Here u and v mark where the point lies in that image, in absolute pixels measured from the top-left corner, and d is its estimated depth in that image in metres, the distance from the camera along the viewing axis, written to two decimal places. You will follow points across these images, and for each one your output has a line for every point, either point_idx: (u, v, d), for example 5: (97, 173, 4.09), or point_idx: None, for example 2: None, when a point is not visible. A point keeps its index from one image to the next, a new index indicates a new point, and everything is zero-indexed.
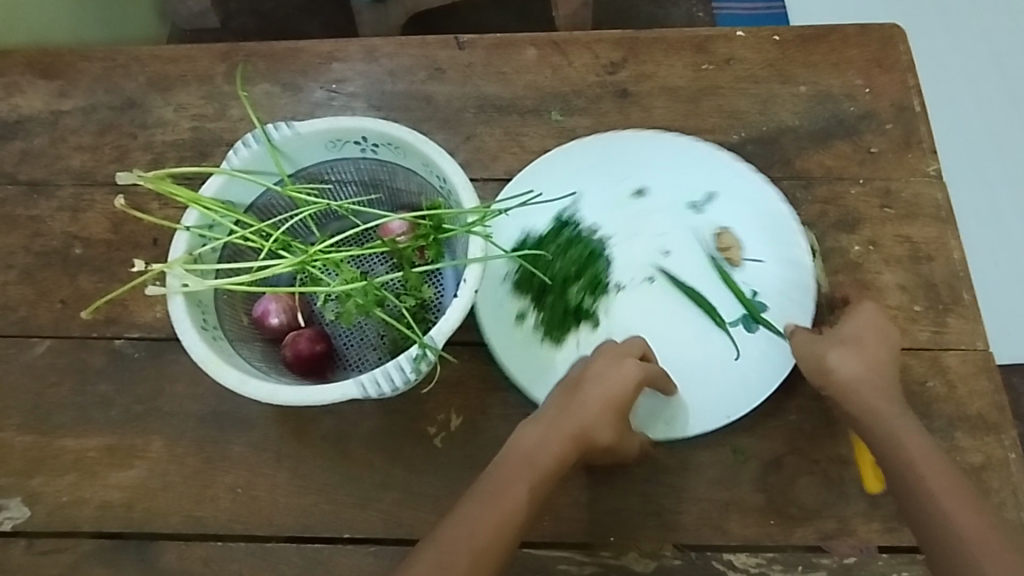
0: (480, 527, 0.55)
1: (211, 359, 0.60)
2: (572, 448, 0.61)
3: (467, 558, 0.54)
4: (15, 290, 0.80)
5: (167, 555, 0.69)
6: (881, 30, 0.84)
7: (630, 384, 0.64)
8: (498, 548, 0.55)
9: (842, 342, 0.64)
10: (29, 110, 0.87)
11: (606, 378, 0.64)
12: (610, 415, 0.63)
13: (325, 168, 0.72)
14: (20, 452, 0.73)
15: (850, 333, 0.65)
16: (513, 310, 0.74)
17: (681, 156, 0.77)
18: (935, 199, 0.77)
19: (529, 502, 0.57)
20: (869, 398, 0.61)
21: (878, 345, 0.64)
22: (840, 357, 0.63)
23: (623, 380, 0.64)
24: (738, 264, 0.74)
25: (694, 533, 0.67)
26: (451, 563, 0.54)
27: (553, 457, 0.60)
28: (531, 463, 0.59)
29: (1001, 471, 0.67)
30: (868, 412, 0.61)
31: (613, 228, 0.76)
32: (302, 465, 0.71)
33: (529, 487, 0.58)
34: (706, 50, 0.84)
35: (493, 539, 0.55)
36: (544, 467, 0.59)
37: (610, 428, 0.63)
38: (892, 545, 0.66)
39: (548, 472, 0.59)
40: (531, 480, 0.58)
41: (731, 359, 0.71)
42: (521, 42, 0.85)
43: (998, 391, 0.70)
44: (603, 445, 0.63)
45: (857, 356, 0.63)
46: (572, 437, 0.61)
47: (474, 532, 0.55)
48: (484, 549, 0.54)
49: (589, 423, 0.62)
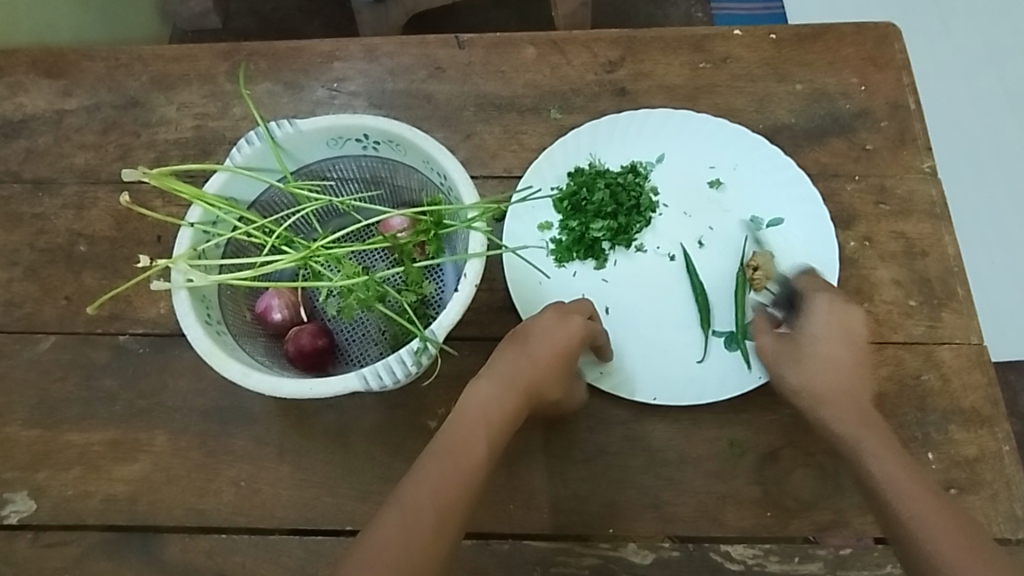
0: (445, 486, 0.55)
1: (215, 353, 0.61)
2: (523, 403, 0.62)
3: (433, 515, 0.53)
4: (20, 286, 0.80)
5: (170, 548, 0.70)
6: (876, 29, 0.85)
7: (574, 338, 0.66)
8: (459, 507, 0.55)
9: (810, 356, 0.66)
10: (33, 109, 0.88)
11: (550, 334, 0.66)
12: (556, 371, 0.65)
13: (327, 165, 0.73)
14: (25, 446, 0.74)
15: (819, 344, 0.67)
16: (544, 220, 0.78)
17: (771, 156, 0.78)
18: (929, 195, 0.78)
19: (487, 461, 0.58)
20: (836, 408, 0.63)
21: (845, 355, 0.66)
22: (807, 372, 0.65)
23: (569, 335, 0.66)
24: (760, 290, 0.74)
25: (691, 525, 0.68)
26: (418, 520, 0.53)
27: (505, 412, 0.61)
28: (485, 419, 0.60)
29: (994, 464, 0.68)
30: (832, 417, 0.63)
31: (673, 198, 0.79)
32: (304, 459, 0.72)
33: (487, 446, 0.58)
34: (703, 48, 0.85)
35: (458, 498, 0.55)
36: (498, 423, 0.60)
37: (557, 383, 0.65)
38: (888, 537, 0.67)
39: (501, 429, 0.60)
40: (488, 439, 0.59)
41: (701, 357, 0.72)
42: (521, 41, 0.86)
43: (991, 384, 0.71)
44: (550, 401, 0.65)
45: (819, 369, 0.66)
46: (524, 392, 0.63)
47: (438, 491, 0.54)
48: (449, 507, 0.54)
49: (537, 378, 0.64)
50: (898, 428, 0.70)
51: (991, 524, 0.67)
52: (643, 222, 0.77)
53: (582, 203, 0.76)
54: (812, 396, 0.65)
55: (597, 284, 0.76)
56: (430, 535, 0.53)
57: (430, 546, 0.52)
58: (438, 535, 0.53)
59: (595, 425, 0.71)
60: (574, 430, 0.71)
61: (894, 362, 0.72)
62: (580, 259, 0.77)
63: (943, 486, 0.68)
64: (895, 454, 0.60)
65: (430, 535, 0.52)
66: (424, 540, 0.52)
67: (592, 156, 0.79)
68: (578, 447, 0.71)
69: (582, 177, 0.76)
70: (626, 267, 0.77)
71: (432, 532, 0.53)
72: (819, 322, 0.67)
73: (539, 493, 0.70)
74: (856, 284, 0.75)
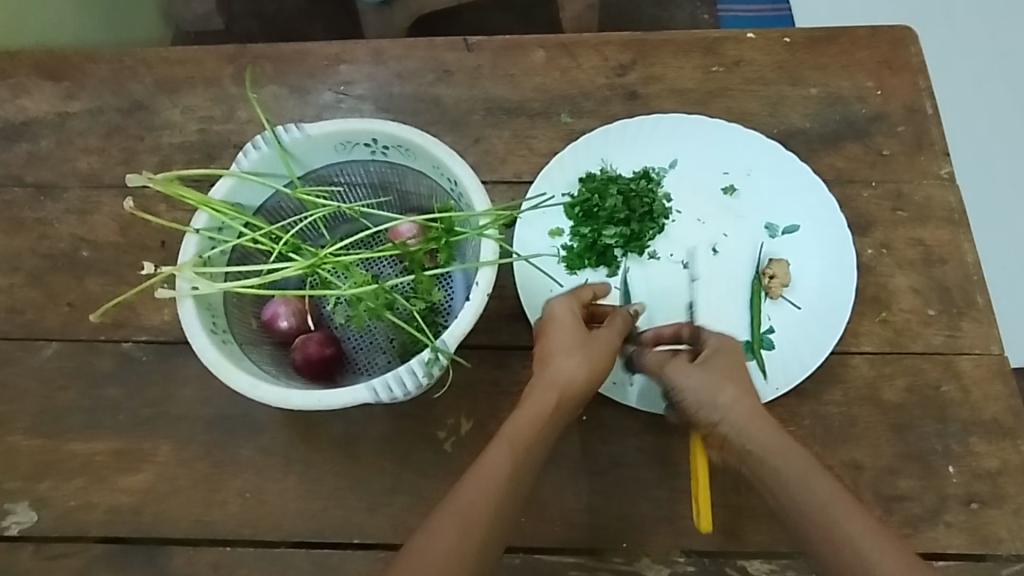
0: (467, 492, 0.55)
1: (222, 364, 0.60)
2: (549, 394, 0.60)
3: (455, 519, 0.53)
4: (23, 292, 0.79)
5: (176, 560, 0.69)
6: (891, 33, 0.83)
7: (566, 313, 0.64)
8: (485, 509, 0.54)
9: (719, 383, 0.62)
10: (36, 112, 0.87)
11: (543, 324, 0.65)
12: (567, 346, 0.62)
13: (335, 171, 0.72)
14: (28, 456, 0.73)
15: (715, 373, 0.63)
16: (554, 226, 0.76)
17: (786, 161, 0.76)
18: (947, 201, 0.77)
19: (513, 461, 0.57)
20: (759, 434, 0.59)
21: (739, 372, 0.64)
22: (726, 398, 0.61)
23: (557, 319, 0.64)
24: (775, 299, 0.73)
25: (707, 539, 0.67)
26: (441, 526, 0.53)
27: (531, 409, 0.59)
28: (509, 423, 0.59)
29: (1017, 477, 0.67)
30: (756, 440, 0.59)
31: (686, 204, 0.77)
32: (311, 470, 0.70)
33: (508, 446, 0.57)
34: (715, 52, 0.83)
35: (482, 501, 0.54)
36: (524, 422, 0.59)
37: (573, 359, 0.61)
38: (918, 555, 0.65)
39: (529, 426, 0.59)
40: (508, 439, 0.58)
41: None
42: (530, 44, 0.85)
43: (1013, 396, 0.70)
44: (584, 377, 0.61)
45: (734, 394, 0.61)
46: (546, 385, 0.61)
47: (460, 497, 0.54)
48: (472, 509, 0.54)
49: (548, 362, 0.62)
50: (918, 441, 0.69)
51: (1014, 539, 0.65)
52: (655, 229, 0.75)
53: (593, 210, 0.75)
54: (733, 426, 0.60)
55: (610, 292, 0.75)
56: (456, 539, 0.53)
57: (456, 548, 0.52)
58: (464, 539, 0.53)
59: (608, 437, 0.70)
60: (587, 441, 0.70)
61: (913, 372, 0.71)
62: (592, 266, 0.75)
63: (965, 500, 0.67)
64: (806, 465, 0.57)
65: (455, 538, 0.52)
66: (449, 542, 0.52)
67: (604, 162, 0.78)
68: (591, 459, 0.69)
69: (594, 183, 0.75)
70: (639, 274, 0.75)
71: (457, 536, 0.53)
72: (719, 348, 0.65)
73: (552, 505, 0.68)
74: (873, 293, 0.74)
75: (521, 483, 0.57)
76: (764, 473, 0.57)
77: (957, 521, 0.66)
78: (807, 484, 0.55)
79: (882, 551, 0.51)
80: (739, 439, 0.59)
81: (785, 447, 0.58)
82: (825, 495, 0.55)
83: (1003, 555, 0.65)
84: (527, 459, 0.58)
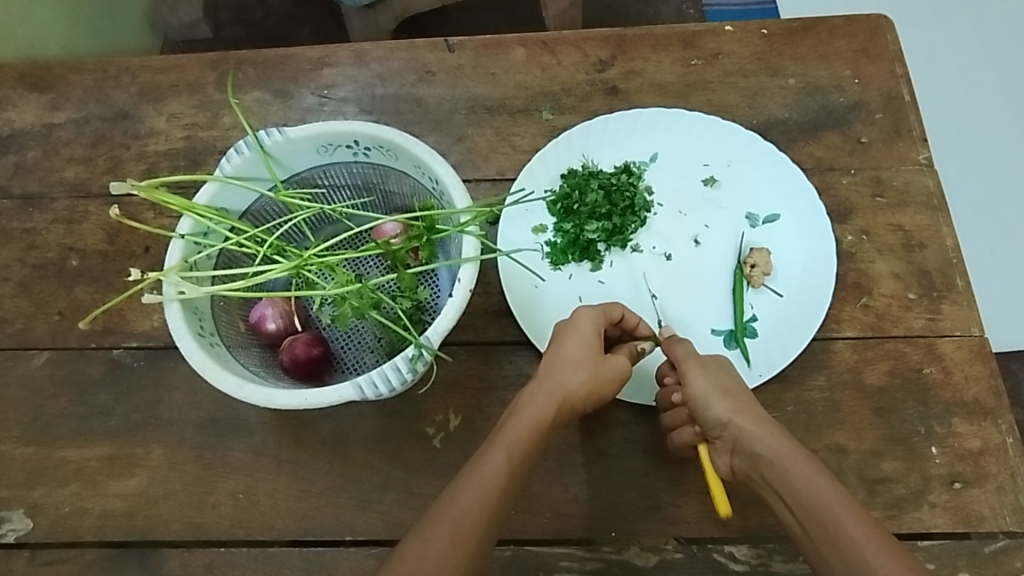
0: (462, 499, 0.54)
1: (209, 365, 0.60)
2: (550, 406, 0.61)
3: (449, 525, 0.53)
4: (12, 302, 0.80)
5: (169, 562, 0.69)
6: (868, 21, 0.84)
7: (589, 326, 0.65)
8: (479, 517, 0.54)
9: (723, 394, 0.64)
10: (21, 123, 0.87)
11: (564, 329, 0.66)
12: (576, 359, 0.63)
13: (318, 174, 0.73)
14: (20, 464, 0.73)
15: (722, 383, 0.65)
16: (538, 222, 0.77)
17: (764, 152, 0.77)
18: (926, 186, 0.77)
19: (508, 471, 0.57)
20: (766, 436, 0.61)
21: (729, 385, 0.65)
22: (728, 407, 0.63)
23: (581, 327, 0.65)
24: (759, 287, 0.73)
25: (695, 526, 0.67)
26: (434, 533, 0.53)
27: (530, 416, 0.60)
28: (505, 430, 0.59)
29: (998, 456, 0.68)
30: (768, 450, 0.60)
31: (667, 197, 0.78)
32: (301, 470, 0.71)
33: (506, 453, 0.57)
34: (694, 45, 0.84)
35: (476, 510, 0.54)
36: (521, 428, 0.59)
37: (578, 371, 0.63)
38: (926, 533, 0.66)
39: (528, 432, 0.59)
40: (505, 448, 0.58)
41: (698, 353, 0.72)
42: (511, 43, 0.85)
43: (993, 375, 0.70)
44: (582, 392, 0.62)
45: (736, 406, 0.64)
46: (550, 395, 0.61)
47: (454, 504, 0.54)
48: (466, 517, 0.54)
49: (555, 373, 0.63)
50: (901, 423, 0.69)
51: (995, 517, 0.66)
52: (637, 222, 0.76)
53: (574, 206, 0.75)
54: (740, 433, 0.62)
55: (593, 285, 0.75)
56: (449, 545, 0.53)
57: (447, 557, 0.52)
58: (455, 546, 0.53)
59: (596, 429, 0.71)
60: (575, 433, 0.71)
61: (895, 356, 0.71)
62: (576, 262, 0.76)
63: (947, 480, 0.67)
64: (825, 476, 0.57)
65: (448, 546, 0.52)
66: (440, 549, 0.52)
67: (585, 157, 0.79)
68: (580, 450, 0.70)
69: (576, 179, 0.76)
70: (621, 267, 0.76)
71: (450, 542, 0.53)
72: (717, 364, 0.67)
73: (541, 498, 0.69)
74: (855, 279, 0.74)
75: (512, 492, 0.58)
76: (776, 479, 0.59)
77: (940, 501, 0.67)
78: (813, 488, 0.56)
79: (884, 555, 0.52)
80: (745, 445, 0.62)
81: (795, 453, 0.59)
82: (832, 499, 0.56)
83: (986, 532, 0.66)
84: (520, 469, 0.58)
